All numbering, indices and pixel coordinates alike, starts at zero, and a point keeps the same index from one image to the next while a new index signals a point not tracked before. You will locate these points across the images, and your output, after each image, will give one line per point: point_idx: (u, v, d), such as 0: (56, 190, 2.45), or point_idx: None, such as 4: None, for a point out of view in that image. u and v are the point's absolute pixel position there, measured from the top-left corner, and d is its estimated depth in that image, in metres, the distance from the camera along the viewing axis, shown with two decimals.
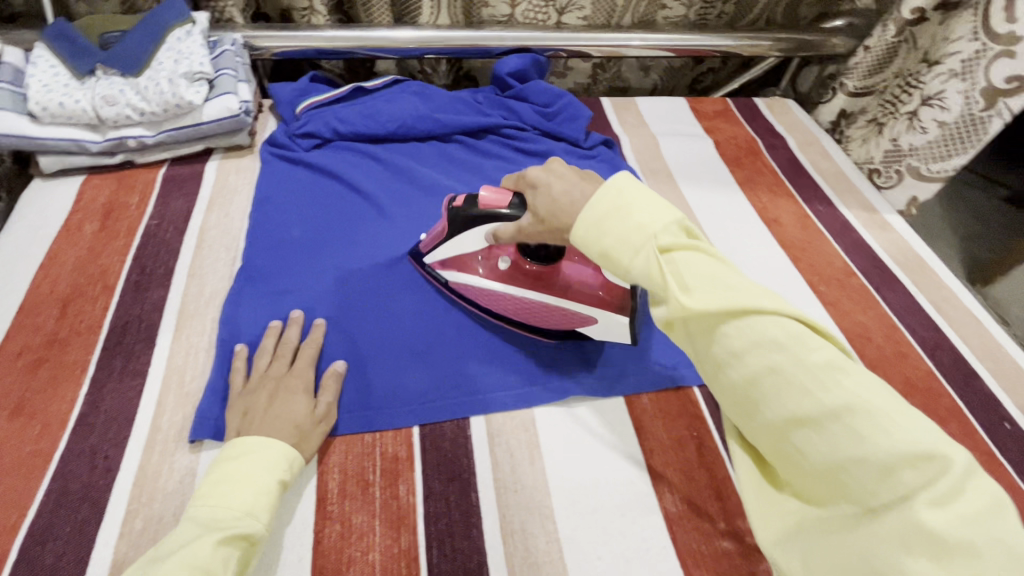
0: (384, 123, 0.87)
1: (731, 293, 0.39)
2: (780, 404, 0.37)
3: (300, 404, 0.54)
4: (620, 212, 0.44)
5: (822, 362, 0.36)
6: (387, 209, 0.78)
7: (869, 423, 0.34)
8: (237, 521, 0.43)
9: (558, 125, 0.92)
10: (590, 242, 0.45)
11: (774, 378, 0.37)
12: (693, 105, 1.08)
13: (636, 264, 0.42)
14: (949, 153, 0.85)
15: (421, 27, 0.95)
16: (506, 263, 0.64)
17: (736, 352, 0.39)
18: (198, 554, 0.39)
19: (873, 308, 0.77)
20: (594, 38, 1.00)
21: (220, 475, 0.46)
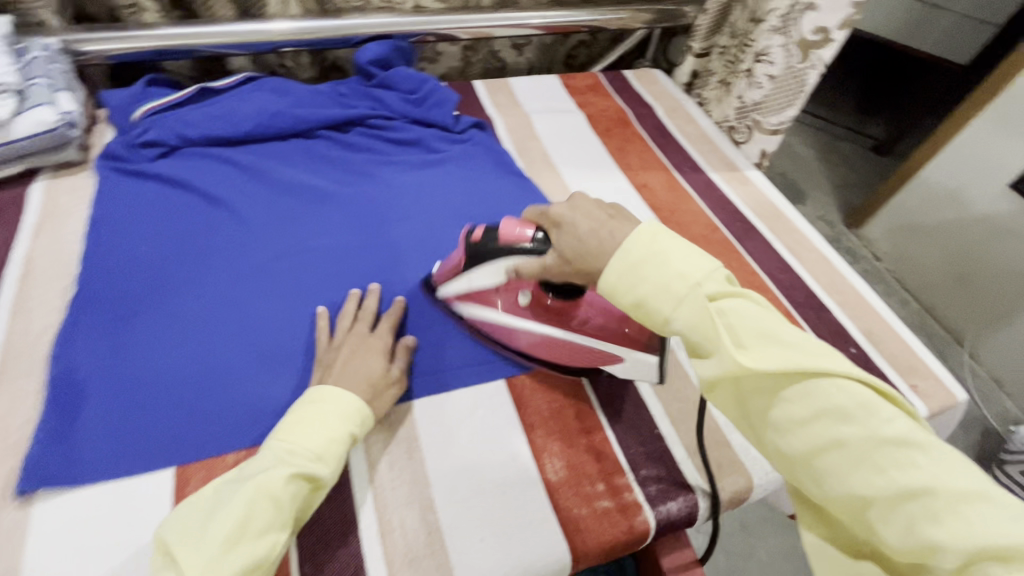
0: (236, 123, 0.81)
1: (787, 351, 0.40)
2: (845, 479, 0.37)
3: (377, 363, 0.57)
4: (648, 260, 0.45)
5: (891, 436, 0.36)
6: (248, 216, 0.74)
7: (947, 508, 0.34)
8: (307, 463, 0.47)
9: (427, 110, 0.91)
10: (625, 290, 0.45)
11: (841, 451, 0.38)
12: (566, 82, 1.10)
13: (682, 313, 0.43)
14: (781, 107, 0.92)
15: (267, 20, 0.89)
16: (525, 297, 0.61)
17: (800, 418, 0.39)
18: (271, 484, 0.45)
19: (735, 259, 0.82)
20: (456, 21, 0.99)
21: (301, 415, 0.50)
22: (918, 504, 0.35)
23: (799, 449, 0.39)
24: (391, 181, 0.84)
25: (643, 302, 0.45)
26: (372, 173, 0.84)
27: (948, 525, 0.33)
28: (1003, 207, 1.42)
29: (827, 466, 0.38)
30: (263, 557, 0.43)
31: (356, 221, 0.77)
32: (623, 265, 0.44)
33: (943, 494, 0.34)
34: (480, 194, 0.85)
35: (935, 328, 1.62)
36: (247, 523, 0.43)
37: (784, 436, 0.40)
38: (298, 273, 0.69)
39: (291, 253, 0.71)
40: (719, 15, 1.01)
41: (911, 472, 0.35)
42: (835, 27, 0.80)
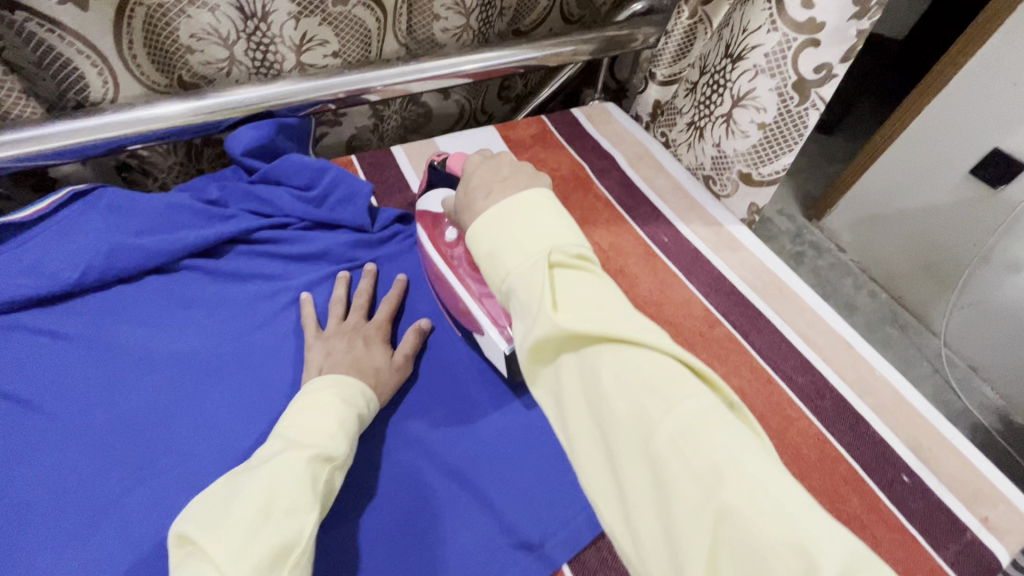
0: (56, 275, 0.58)
1: (608, 317, 0.36)
2: (644, 467, 0.31)
3: (380, 354, 0.59)
4: (512, 222, 0.40)
5: (692, 418, 0.31)
6: (86, 422, 0.53)
7: (739, 495, 0.28)
8: (322, 445, 0.46)
9: (331, 210, 0.70)
10: (483, 238, 0.41)
11: (637, 430, 0.32)
12: (505, 133, 0.91)
13: (520, 274, 0.38)
14: (774, 155, 0.76)
15: (92, 117, 0.65)
16: (453, 234, 0.61)
17: (605, 391, 0.34)
18: (289, 465, 0.43)
19: (743, 362, 0.67)
20: (361, 81, 0.78)
21: (304, 401, 0.50)
22: (693, 496, 0.29)
23: (603, 428, 0.34)
24: (294, 322, 0.63)
25: (486, 259, 0.41)
26: (265, 313, 0.64)
27: (719, 512, 0.28)
28: (962, 196, 1.27)
29: (617, 449, 0.33)
30: (290, 540, 0.39)
31: (247, 397, 0.57)
32: (486, 223, 0.41)
33: (731, 480, 0.28)
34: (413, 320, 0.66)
35: (906, 319, 1.50)
36: (272, 502, 0.40)
37: (591, 414, 0.35)
38: (170, 509, 0.49)
39: (154, 474, 0.51)
40: (685, 41, 0.85)
41: (700, 455, 0.29)
42: (837, 63, 0.65)
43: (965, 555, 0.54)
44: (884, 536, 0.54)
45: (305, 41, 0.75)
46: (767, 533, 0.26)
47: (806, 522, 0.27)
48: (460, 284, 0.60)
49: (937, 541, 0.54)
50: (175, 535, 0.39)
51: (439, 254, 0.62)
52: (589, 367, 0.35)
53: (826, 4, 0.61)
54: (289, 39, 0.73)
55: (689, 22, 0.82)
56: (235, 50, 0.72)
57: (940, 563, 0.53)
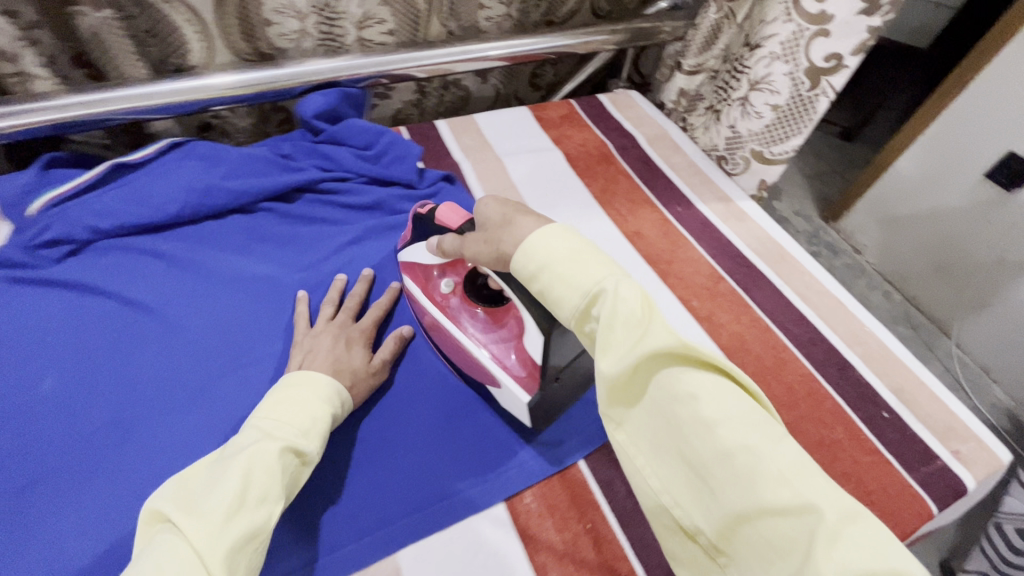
0: (158, 206, 0.68)
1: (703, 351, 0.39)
2: (742, 489, 0.33)
3: (359, 358, 0.59)
4: (584, 252, 0.42)
5: (793, 456, 0.34)
6: (185, 326, 0.64)
7: (838, 529, 0.30)
8: (294, 438, 0.46)
9: (386, 167, 0.80)
10: (547, 250, 0.42)
11: (744, 458, 0.34)
12: (537, 113, 1.00)
13: (620, 287, 0.39)
14: (785, 136, 0.86)
15: (192, 78, 0.77)
16: (449, 286, 0.65)
17: (708, 417, 0.35)
18: (266, 456, 0.43)
19: (745, 313, 0.75)
20: (415, 59, 0.89)
21: (281, 397, 0.49)
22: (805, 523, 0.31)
23: (700, 451, 0.35)
24: (351, 258, 0.73)
25: (545, 273, 0.42)
26: (328, 250, 0.73)
27: (837, 544, 0.30)
28: (976, 198, 1.32)
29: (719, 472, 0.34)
30: (259, 527, 0.41)
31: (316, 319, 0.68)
32: (555, 238, 0.43)
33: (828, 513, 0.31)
34: None
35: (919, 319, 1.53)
36: (245, 491, 0.41)
37: (685, 438, 0.36)
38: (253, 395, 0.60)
39: (241, 367, 0.62)
40: (710, 34, 0.92)
41: (807, 489, 0.32)
42: (848, 54, 0.75)
43: (935, 477, 0.61)
44: (861, 458, 0.62)
45: (366, 19, 0.85)
46: (867, 563, 0.29)
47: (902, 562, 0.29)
48: (464, 329, 0.61)
49: (909, 464, 0.62)
50: (147, 512, 0.40)
51: (434, 304, 0.65)
52: (688, 389, 0.36)
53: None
54: (353, 16, 0.84)
55: (716, 17, 0.89)
56: (306, 23, 0.82)
57: (910, 481, 0.60)
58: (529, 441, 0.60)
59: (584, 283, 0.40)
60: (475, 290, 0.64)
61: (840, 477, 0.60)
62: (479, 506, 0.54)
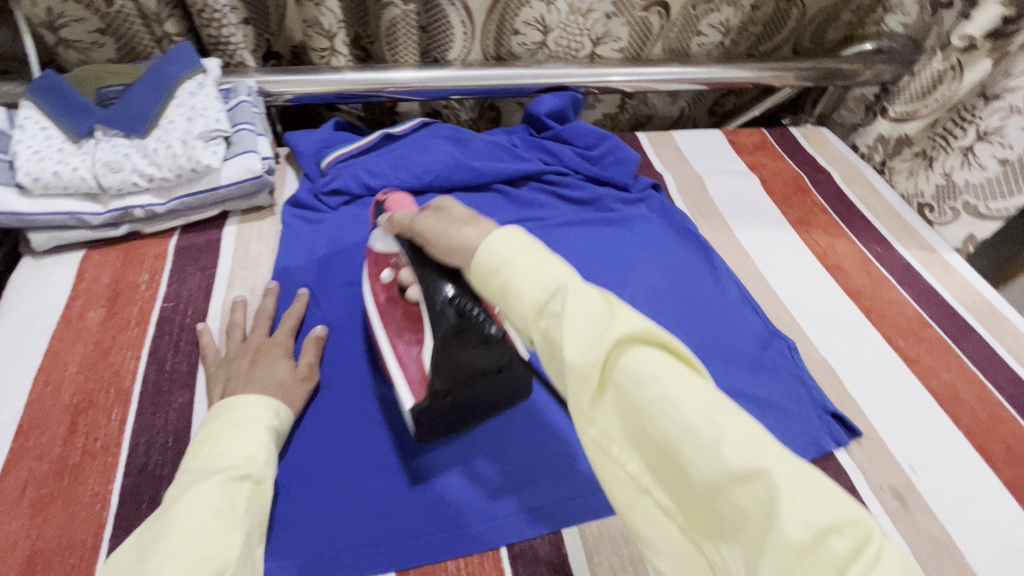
0: (418, 174, 0.79)
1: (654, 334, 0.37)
2: (705, 459, 0.31)
3: (283, 367, 0.56)
4: (543, 250, 0.41)
5: (752, 423, 0.32)
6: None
7: (790, 483, 0.29)
8: (235, 464, 0.44)
9: (603, 169, 0.86)
10: (502, 248, 0.42)
11: (709, 432, 0.31)
12: (731, 138, 1.03)
13: (581, 283, 0.39)
14: (1006, 193, 0.82)
15: (450, 67, 0.87)
16: (388, 275, 0.60)
17: (673, 397, 0.33)
18: (204, 494, 0.41)
19: (954, 363, 0.73)
20: (634, 75, 0.95)
21: (210, 431, 0.46)
22: (767, 483, 0.29)
23: (671, 434, 0.32)
24: (570, 243, 0.79)
25: (506, 267, 0.41)
26: (549, 233, 0.80)
27: (800, 499, 0.29)
28: None
29: (684, 450, 0.32)
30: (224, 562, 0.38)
31: None
32: (508, 238, 0.42)
33: (780, 474, 0.29)
34: (664, 264, 0.79)
35: None
36: (194, 531, 0.38)
37: (652, 420, 0.33)
38: None
39: None
40: (929, 84, 0.90)
41: (770, 452, 0.30)
42: None
43: None
44: None
45: (605, 36, 0.93)
46: (828, 515, 0.28)
47: (854, 515, 0.28)
48: (385, 333, 0.59)
49: None
50: None
51: (375, 294, 0.62)
52: (654, 369, 0.34)
53: None
54: (594, 32, 0.92)
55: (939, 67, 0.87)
56: (550, 31, 0.90)
57: None
58: None
59: (545, 278, 0.39)
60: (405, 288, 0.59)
61: None
62: None
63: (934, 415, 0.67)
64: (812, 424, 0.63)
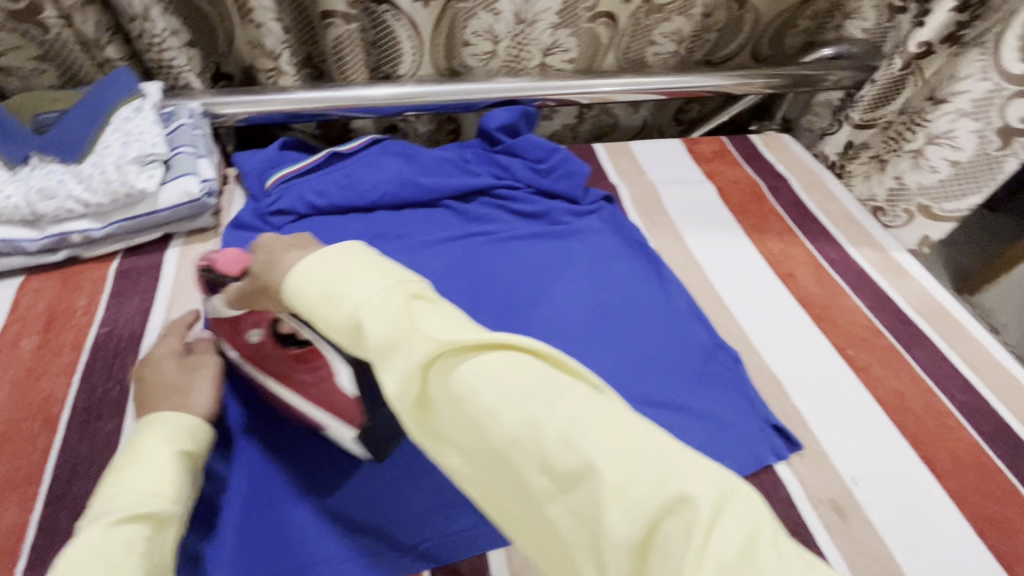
0: (365, 192, 0.79)
1: (470, 330, 0.35)
2: (536, 466, 0.32)
3: (170, 370, 0.55)
4: (343, 271, 0.38)
5: (573, 410, 0.32)
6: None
7: (617, 472, 0.30)
8: (143, 503, 0.40)
9: (554, 182, 0.86)
10: (306, 287, 0.39)
11: (531, 437, 0.32)
12: (690, 147, 1.03)
13: (374, 307, 0.35)
14: (960, 194, 0.83)
15: (401, 83, 0.88)
16: (256, 337, 0.56)
17: (491, 407, 0.33)
18: (98, 541, 0.37)
19: (904, 370, 0.72)
20: (584, 86, 0.95)
21: (122, 466, 0.43)
22: (594, 479, 0.30)
23: (499, 445, 0.33)
24: (516, 256, 0.79)
25: (315, 308, 0.38)
26: (496, 247, 0.80)
27: (625, 490, 0.29)
28: None
29: (515, 461, 0.32)
30: None
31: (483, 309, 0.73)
32: (301, 276, 0.39)
33: (607, 464, 0.30)
34: (612, 276, 0.78)
35: None
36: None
37: (478, 434, 0.34)
38: None
39: None
40: (889, 88, 0.90)
41: (589, 442, 0.31)
42: None
43: None
44: None
45: (553, 47, 0.93)
46: (649, 494, 0.29)
47: (679, 481, 0.29)
48: (282, 385, 0.57)
49: None
50: None
51: (248, 357, 0.58)
52: (468, 384, 0.33)
53: None
54: (542, 43, 0.91)
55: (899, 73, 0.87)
56: (499, 42, 0.90)
57: None
58: None
59: (346, 313, 0.36)
60: (285, 337, 0.56)
61: (1009, 556, 0.57)
62: None
63: (879, 425, 0.66)
64: (752, 436, 0.63)
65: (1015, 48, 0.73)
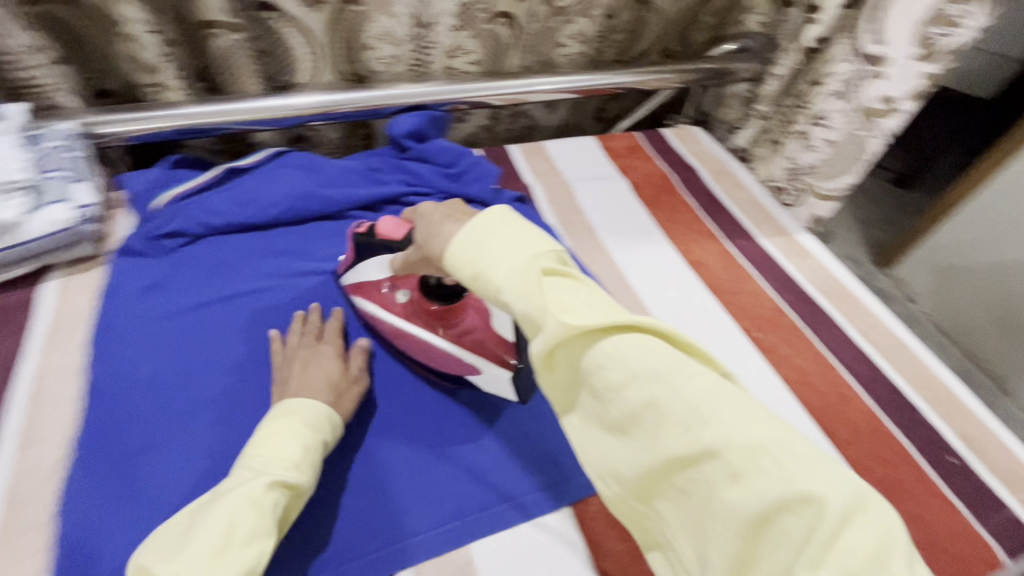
0: (264, 208, 0.76)
1: (605, 312, 0.39)
2: (662, 442, 0.37)
3: (332, 367, 0.61)
4: (506, 235, 0.41)
5: (697, 395, 0.36)
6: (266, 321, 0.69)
7: (739, 458, 0.33)
8: (284, 473, 0.47)
9: (465, 186, 0.86)
10: (465, 262, 0.42)
11: (652, 414, 0.37)
12: (604, 143, 1.05)
13: (513, 282, 0.39)
14: (837, 172, 0.89)
15: (303, 94, 0.84)
16: (404, 296, 0.66)
17: (613, 384, 0.38)
18: (252, 494, 0.44)
19: (807, 348, 0.76)
20: (493, 88, 0.94)
21: (271, 429, 0.50)
22: (716, 458, 0.34)
23: (622, 416, 0.38)
24: None
25: (475, 282, 0.41)
26: None
27: (748, 479, 0.33)
28: None
29: (641, 434, 0.38)
30: (250, 566, 0.41)
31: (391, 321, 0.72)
32: (459, 251, 0.42)
33: (733, 448, 0.34)
34: None
35: (978, 376, 1.37)
36: (233, 530, 0.42)
37: (605, 405, 0.39)
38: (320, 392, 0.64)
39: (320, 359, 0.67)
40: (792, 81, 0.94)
41: (709, 429, 0.35)
42: (902, 98, 0.78)
43: (1005, 528, 0.60)
44: (927, 502, 0.61)
45: (455, 49, 0.93)
46: (771, 486, 0.32)
47: (807, 479, 0.32)
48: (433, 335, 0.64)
49: (977, 512, 0.61)
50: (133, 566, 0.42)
51: (395, 314, 0.67)
52: (594, 361, 0.39)
53: (898, 43, 0.75)
54: (443, 45, 0.91)
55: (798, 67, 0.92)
56: (400, 45, 0.89)
57: (978, 530, 0.60)
58: None
59: (497, 291, 0.40)
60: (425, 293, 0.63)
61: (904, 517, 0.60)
62: (545, 508, 0.59)
63: (784, 403, 0.69)
64: None
65: (869, 30, 0.78)
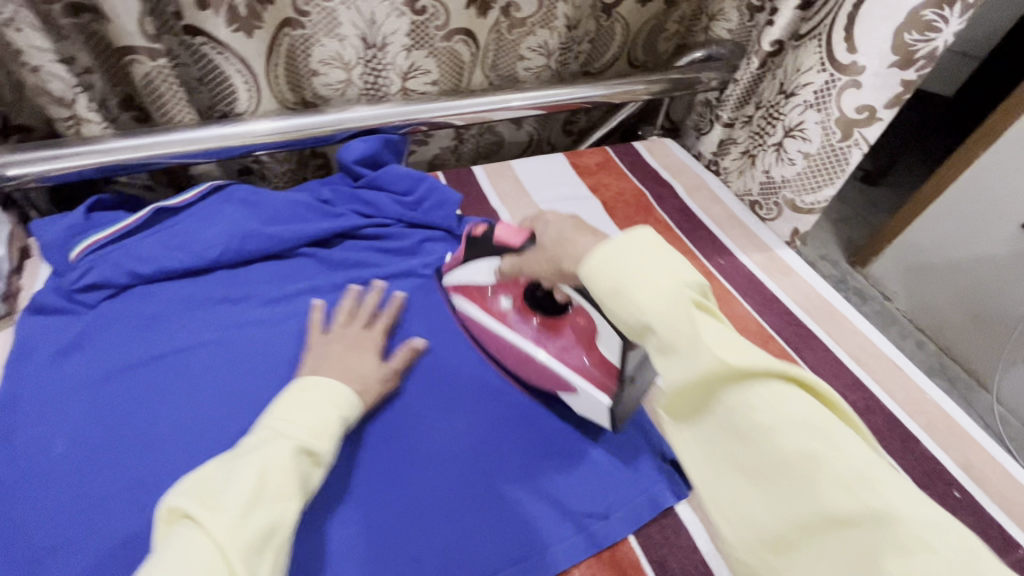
0: (199, 252, 0.69)
1: (760, 357, 0.34)
2: (812, 499, 0.30)
3: (370, 362, 0.63)
4: (665, 262, 0.37)
5: (863, 461, 0.30)
6: (192, 383, 0.62)
7: (915, 538, 0.27)
8: (306, 438, 0.49)
9: (425, 213, 0.82)
10: (606, 275, 0.37)
11: (804, 467, 0.30)
12: (573, 160, 0.99)
13: (664, 314, 0.34)
14: (818, 186, 0.85)
15: (242, 121, 0.77)
16: (507, 303, 0.67)
17: (767, 427, 0.32)
18: (276, 456, 0.46)
19: None
20: (448, 108, 0.87)
21: (293, 400, 0.52)
22: (889, 531, 0.27)
23: (766, 463, 0.32)
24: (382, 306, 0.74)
25: (615, 297, 0.37)
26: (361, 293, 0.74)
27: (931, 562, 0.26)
28: (1016, 245, 1.19)
29: (784, 487, 0.31)
30: (274, 526, 0.42)
31: None
32: (596, 263, 0.38)
33: (909, 521, 0.27)
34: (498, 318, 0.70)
35: (956, 371, 1.37)
36: (263, 486, 0.43)
37: (740, 448, 0.33)
38: None
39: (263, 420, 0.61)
40: (750, 85, 0.93)
41: (880, 497, 0.28)
42: (882, 106, 0.74)
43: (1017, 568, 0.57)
44: None
45: (412, 70, 0.86)
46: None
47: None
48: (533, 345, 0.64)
49: None
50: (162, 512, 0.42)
51: (493, 318, 0.67)
52: (743, 400, 0.32)
53: (868, 51, 0.71)
54: (399, 66, 0.85)
55: (757, 71, 0.90)
56: (351, 68, 0.82)
57: None
58: (572, 507, 0.59)
59: (645, 313, 0.35)
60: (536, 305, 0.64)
61: None
62: None
63: None
64: (641, 474, 0.63)
65: (842, 40, 0.73)
